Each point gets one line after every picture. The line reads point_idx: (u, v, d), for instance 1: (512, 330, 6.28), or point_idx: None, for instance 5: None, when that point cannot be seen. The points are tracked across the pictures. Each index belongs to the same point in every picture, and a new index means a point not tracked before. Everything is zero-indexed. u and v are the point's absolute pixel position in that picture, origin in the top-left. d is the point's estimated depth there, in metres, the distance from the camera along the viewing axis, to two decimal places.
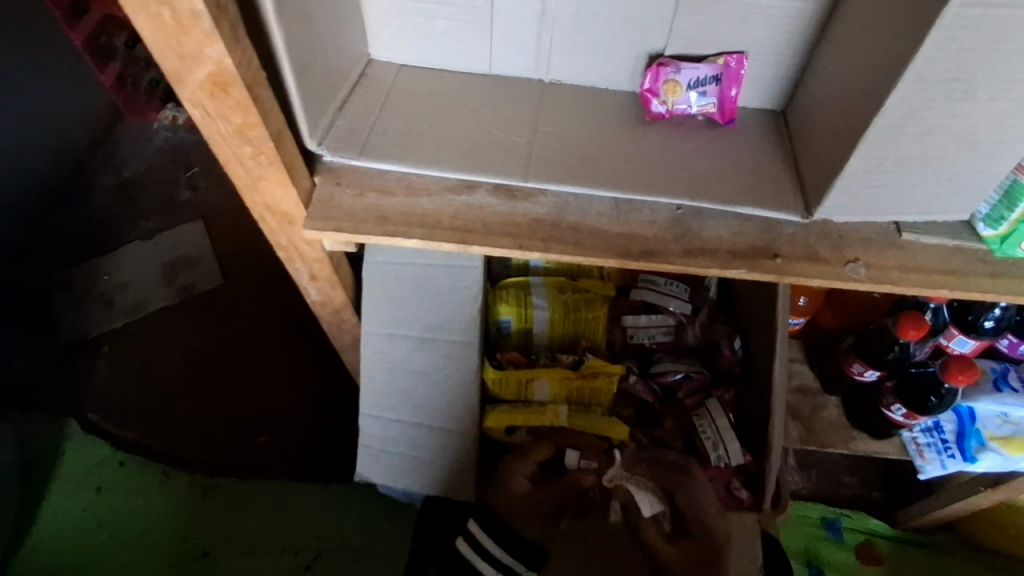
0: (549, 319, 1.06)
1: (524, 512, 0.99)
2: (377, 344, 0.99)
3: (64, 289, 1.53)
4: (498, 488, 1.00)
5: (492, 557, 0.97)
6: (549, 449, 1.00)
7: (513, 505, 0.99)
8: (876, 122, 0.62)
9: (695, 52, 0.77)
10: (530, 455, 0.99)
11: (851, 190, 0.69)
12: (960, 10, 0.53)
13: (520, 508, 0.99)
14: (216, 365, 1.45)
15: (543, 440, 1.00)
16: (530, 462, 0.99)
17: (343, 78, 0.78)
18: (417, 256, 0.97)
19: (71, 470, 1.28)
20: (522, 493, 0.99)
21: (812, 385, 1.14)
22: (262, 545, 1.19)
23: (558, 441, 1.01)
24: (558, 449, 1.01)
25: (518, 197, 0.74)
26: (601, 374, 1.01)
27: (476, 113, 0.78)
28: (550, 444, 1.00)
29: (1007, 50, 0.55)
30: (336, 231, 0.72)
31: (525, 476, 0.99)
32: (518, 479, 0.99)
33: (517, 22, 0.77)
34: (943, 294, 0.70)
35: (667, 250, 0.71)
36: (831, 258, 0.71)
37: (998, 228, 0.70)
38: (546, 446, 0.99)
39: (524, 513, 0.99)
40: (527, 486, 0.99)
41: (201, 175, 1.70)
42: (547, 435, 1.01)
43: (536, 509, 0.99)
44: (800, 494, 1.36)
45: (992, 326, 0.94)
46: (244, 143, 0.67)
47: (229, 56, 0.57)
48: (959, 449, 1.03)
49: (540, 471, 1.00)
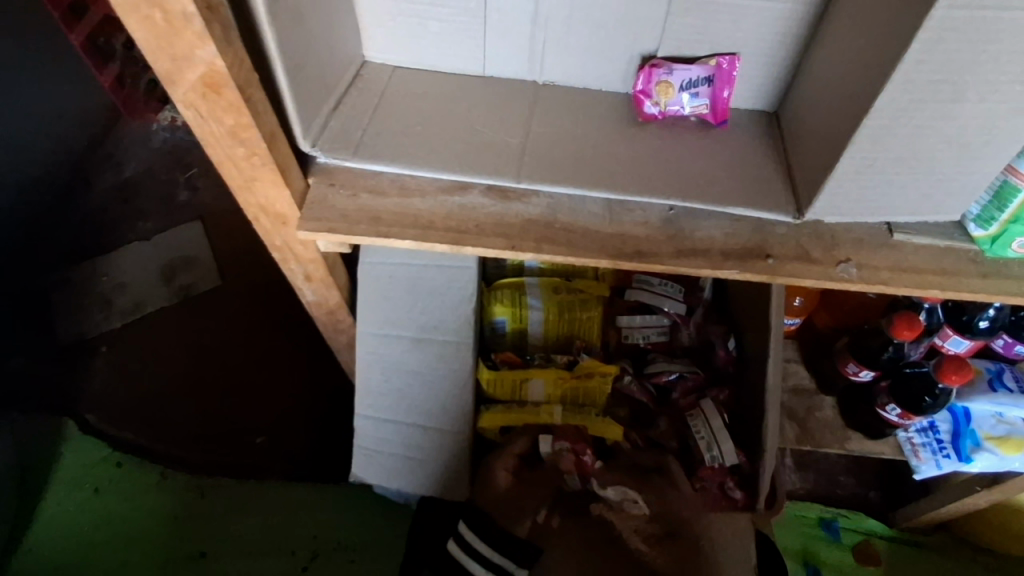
0: (543, 319, 1.06)
1: (512, 509, 0.97)
2: (372, 345, 0.99)
3: (63, 289, 1.53)
4: (484, 486, 0.98)
5: (479, 554, 0.94)
6: (527, 439, 1.00)
7: (499, 501, 0.97)
8: (865, 123, 0.62)
9: (687, 53, 0.77)
10: (509, 448, 0.99)
11: (842, 191, 0.69)
12: (947, 11, 0.53)
13: (506, 504, 0.97)
14: (214, 365, 1.45)
15: (520, 435, 1.01)
16: (511, 456, 0.99)
17: (337, 80, 0.78)
18: (412, 257, 0.97)
19: (68, 469, 1.29)
20: (505, 487, 0.98)
21: (808, 385, 1.14)
22: (259, 546, 1.18)
23: (533, 431, 1.01)
24: (535, 439, 1.00)
25: (511, 198, 0.74)
26: (595, 374, 1.02)
27: (470, 114, 0.78)
28: (527, 437, 1.00)
29: (995, 51, 0.56)
30: (329, 232, 0.72)
31: (507, 470, 0.98)
32: (500, 473, 0.98)
33: (511, 23, 0.77)
34: (935, 295, 0.71)
35: (658, 250, 0.72)
36: (823, 259, 0.72)
37: (988, 228, 0.70)
38: (527, 438, 1.00)
39: (512, 509, 0.97)
40: (510, 480, 0.98)
41: (200, 176, 1.70)
42: (531, 431, 1.01)
43: (522, 504, 0.97)
44: (797, 494, 1.36)
45: (986, 326, 0.94)
46: (238, 144, 0.67)
47: (221, 58, 0.57)
48: (954, 449, 1.04)
49: (524, 468, 1.00)
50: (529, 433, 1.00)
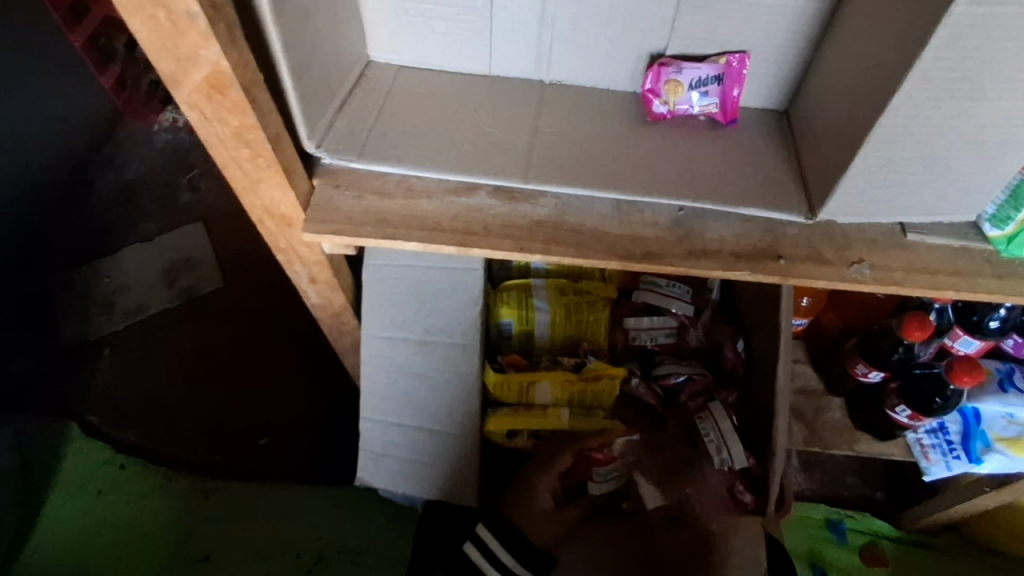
0: (551, 320, 1.05)
1: (546, 526, 0.98)
2: (378, 348, 0.98)
3: (65, 291, 1.52)
4: (525, 501, 0.99)
5: (501, 563, 0.97)
6: (571, 458, 0.99)
7: (536, 517, 0.98)
8: (881, 122, 0.61)
9: (695, 51, 0.76)
10: (553, 467, 0.99)
11: (856, 190, 0.68)
12: (966, 8, 0.52)
13: (544, 521, 0.98)
14: (217, 368, 1.44)
15: (562, 450, 1.00)
16: (555, 475, 0.99)
17: (342, 80, 0.77)
18: (417, 259, 0.96)
19: (71, 473, 1.28)
20: (547, 507, 0.98)
21: (816, 386, 1.13)
22: (263, 548, 1.17)
23: (575, 447, 0.99)
24: (575, 453, 0.99)
25: (518, 199, 0.73)
26: (602, 377, 1.00)
27: (475, 114, 0.77)
28: (570, 454, 0.99)
29: (1016, 49, 0.55)
30: (335, 235, 0.71)
31: (548, 490, 0.99)
32: (542, 493, 0.98)
33: (517, 23, 0.77)
34: (950, 296, 0.70)
35: (668, 251, 0.71)
36: (835, 259, 0.71)
37: (1004, 228, 0.69)
38: (569, 453, 0.99)
39: (548, 528, 0.98)
40: (550, 499, 0.99)
41: (202, 177, 1.69)
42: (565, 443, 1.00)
43: (551, 521, 0.99)
44: (802, 495, 1.35)
45: (997, 326, 0.92)
46: (242, 146, 0.66)
47: (226, 59, 0.57)
48: (964, 451, 1.02)
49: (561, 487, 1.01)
50: (571, 452, 0.99)
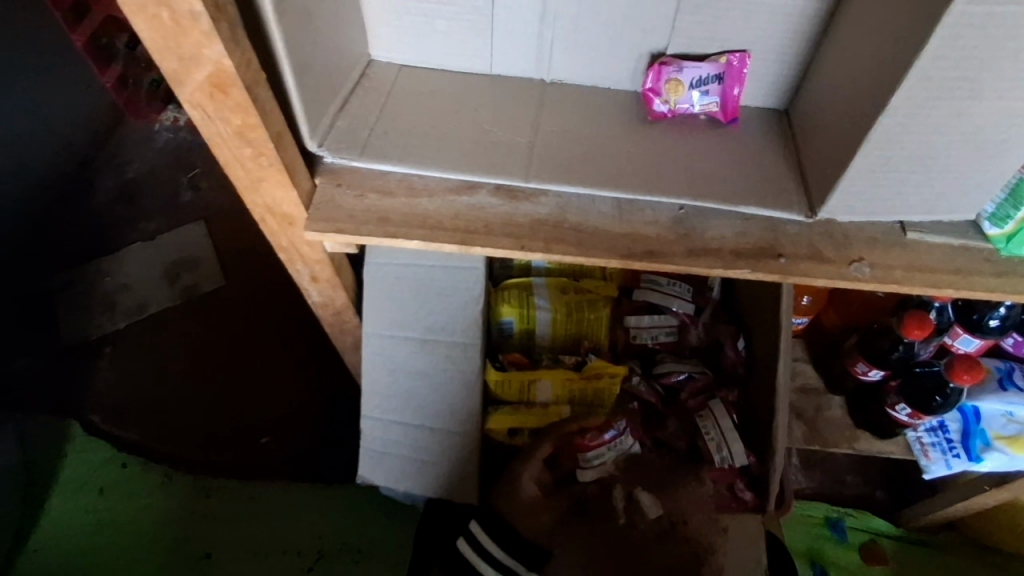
0: (552, 319, 1.05)
1: (536, 518, 0.97)
2: (379, 347, 0.99)
3: (66, 290, 1.53)
4: (508, 493, 0.98)
5: (498, 561, 0.95)
6: (554, 444, 0.98)
7: (527, 509, 0.97)
8: (880, 121, 0.61)
9: (696, 50, 0.76)
10: (535, 457, 0.97)
11: (857, 189, 0.68)
12: (965, 7, 0.53)
13: (531, 513, 0.97)
14: (217, 366, 1.45)
15: (544, 438, 0.99)
16: (537, 464, 0.98)
17: (344, 78, 0.78)
18: (418, 257, 0.96)
19: (71, 472, 1.28)
20: (534, 497, 0.97)
21: (816, 384, 1.13)
22: (264, 547, 1.18)
23: (557, 433, 0.99)
24: (558, 442, 0.99)
25: (519, 198, 0.73)
26: (603, 375, 1.01)
27: (476, 112, 0.78)
28: (551, 442, 0.98)
29: (1015, 48, 0.55)
30: (336, 233, 0.72)
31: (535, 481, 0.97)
32: (527, 483, 0.97)
33: (518, 22, 0.77)
34: (949, 294, 0.70)
35: (668, 250, 0.71)
36: (835, 257, 0.71)
37: (1004, 227, 0.69)
38: (545, 439, 0.98)
39: (537, 520, 0.97)
40: (536, 490, 0.98)
41: (203, 176, 1.70)
42: (547, 431, 0.99)
43: (544, 510, 0.97)
44: (803, 494, 1.35)
45: (997, 325, 0.92)
46: (244, 145, 0.66)
47: (229, 57, 0.57)
48: (964, 449, 1.03)
49: (546, 475, 1.00)
50: (552, 439, 0.98)
